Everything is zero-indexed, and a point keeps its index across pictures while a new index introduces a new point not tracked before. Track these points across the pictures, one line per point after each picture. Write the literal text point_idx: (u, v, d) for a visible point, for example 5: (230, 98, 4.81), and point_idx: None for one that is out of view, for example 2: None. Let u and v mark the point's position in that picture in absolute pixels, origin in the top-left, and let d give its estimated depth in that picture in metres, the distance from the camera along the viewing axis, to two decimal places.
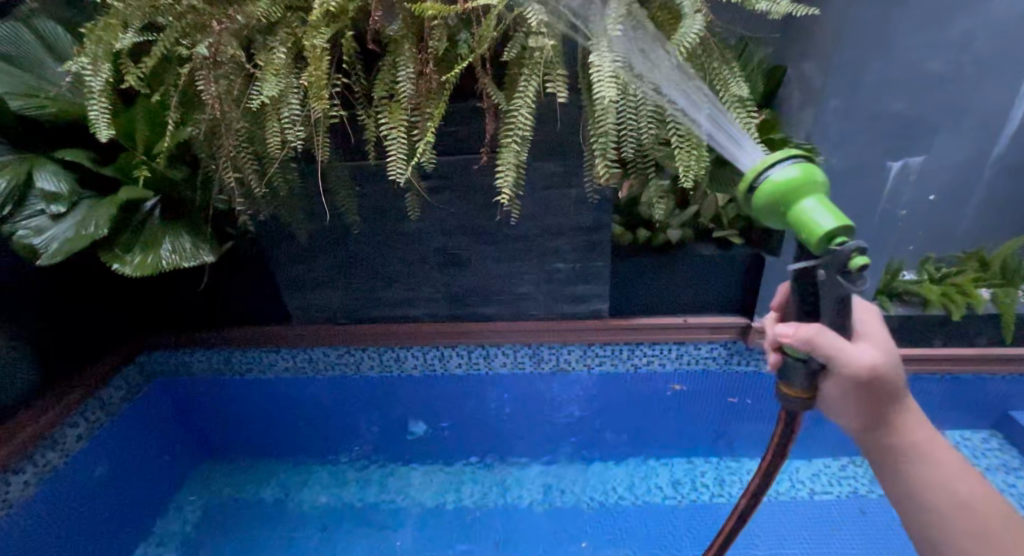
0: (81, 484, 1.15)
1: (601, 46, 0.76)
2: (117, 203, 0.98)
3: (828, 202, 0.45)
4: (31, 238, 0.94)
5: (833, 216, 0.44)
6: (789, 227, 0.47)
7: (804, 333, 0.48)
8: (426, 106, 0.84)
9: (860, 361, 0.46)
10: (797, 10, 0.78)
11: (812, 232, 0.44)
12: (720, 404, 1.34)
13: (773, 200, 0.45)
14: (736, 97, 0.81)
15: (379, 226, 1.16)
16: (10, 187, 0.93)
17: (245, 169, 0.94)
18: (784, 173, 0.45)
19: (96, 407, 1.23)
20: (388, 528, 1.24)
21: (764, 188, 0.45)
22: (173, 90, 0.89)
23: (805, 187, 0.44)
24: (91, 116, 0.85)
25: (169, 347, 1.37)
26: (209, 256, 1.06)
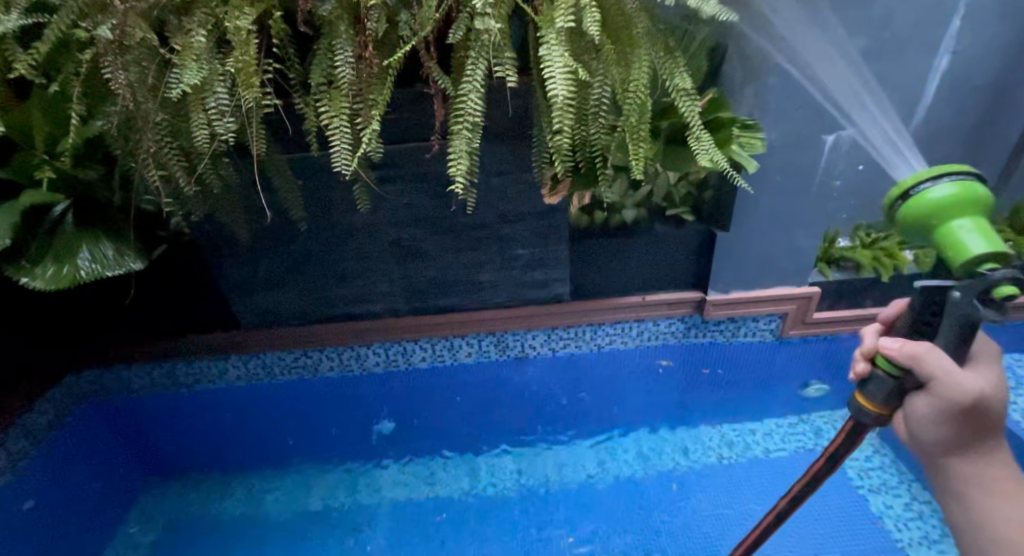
0: (10, 522, 1.05)
1: (550, 40, 0.74)
2: (20, 209, 0.89)
3: (985, 225, 0.50)
4: None
5: (983, 240, 0.49)
6: (936, 245, 0.52)
7: (911, 347, 0.53)
8: (369, 93, 0.79)
9: (966, 385, 0.50)
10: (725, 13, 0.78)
11: (961, 253, 0.49)
12: (693, 376, 1.38)
13: (924, 211, 0.50)
14: (681, 89, 0.81)
15: (328, 222, 1.11)
16: None
17: (170, 167, 0.88)
18: (941, 190, 0.50)
19: (19, 436, 1.13)
20: (359, 530, 1.21)
21: (916, 203, 0.51)
22: (75, 79, 0.80)
23: (955, 206, 0.49)
24: None
25: (100, 364, 1.30)
26: (137, 264, 1.00)
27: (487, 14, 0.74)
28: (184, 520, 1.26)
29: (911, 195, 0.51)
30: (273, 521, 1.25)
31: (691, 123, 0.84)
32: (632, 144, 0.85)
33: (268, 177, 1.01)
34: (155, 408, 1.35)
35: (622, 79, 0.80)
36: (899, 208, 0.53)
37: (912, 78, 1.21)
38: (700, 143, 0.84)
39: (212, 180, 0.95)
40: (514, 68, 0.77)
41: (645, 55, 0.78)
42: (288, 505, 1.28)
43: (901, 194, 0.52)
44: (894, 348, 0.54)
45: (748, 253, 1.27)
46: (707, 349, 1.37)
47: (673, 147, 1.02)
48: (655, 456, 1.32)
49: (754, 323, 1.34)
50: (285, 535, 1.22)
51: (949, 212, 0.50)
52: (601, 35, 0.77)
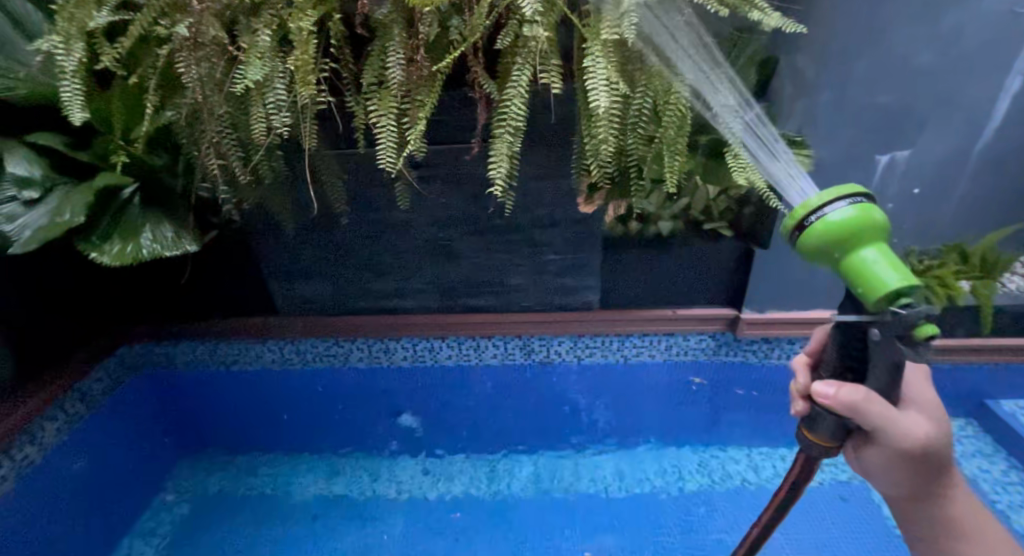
0: (60, 479, 1.13)
1: (594, 50, 0.74)
2: (95, 189, 0.95)
3: (892, 252, 0.48)
4: (2, 225, 0.92)
5: (895, 272, 0.46)
6: (847, 279, 0.50)
7: (846, 395, 0.53)
8: (417, 93, 0.81)
9: (899, 428, 0.52)
10: (786, 25, 0.73)
11: (875, 286, 0.46)
12: (727, 397, 1.34)
13: (827, 239, 0.47)
14: None
15: (369, 217, 1.15)
16: None
17: (228, 157, 0.93)
18: (838, 215, 0.47)
19: (76, 400, 1.20)
20: (377, 521, 1.24)
21: (818, 230, 0.47)
22: (151, 72, 0.85)
23: (856, 230, 0.46)
24: (63, 97, 0.81)
25: (150, 339, 1.36)
26: (193, 245, 1.05)
27: (535, 21, 0.74)
28: (210, 496, 1.31)
29: (808, 224, 0.48)
30: (301, 506, 1.27)
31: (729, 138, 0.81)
32: (668, 157, 0.84)
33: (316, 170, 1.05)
34: (191, 386, 1.40)
35: (665, 92, 0.79)
36: (795, 237, 0.50)
37: (979, 100, 1.14)
38: (738, 160, 0.81)
39: (265, 171, 1.00)
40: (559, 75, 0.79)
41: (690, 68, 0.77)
42: (306, 488, 1.32)
43: (796, 223, 0.49)
44: (828, 395, 0.55)
45: (783, 273, 1.25)
46: (743, 370, 1.33)
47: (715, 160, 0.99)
48: (677, 474, 1.30)
49: (789, 345, 1.30)
50: (304, 518, 1.25)
51: (848, 237, 0.47)
52: (646, 46, 0.77)
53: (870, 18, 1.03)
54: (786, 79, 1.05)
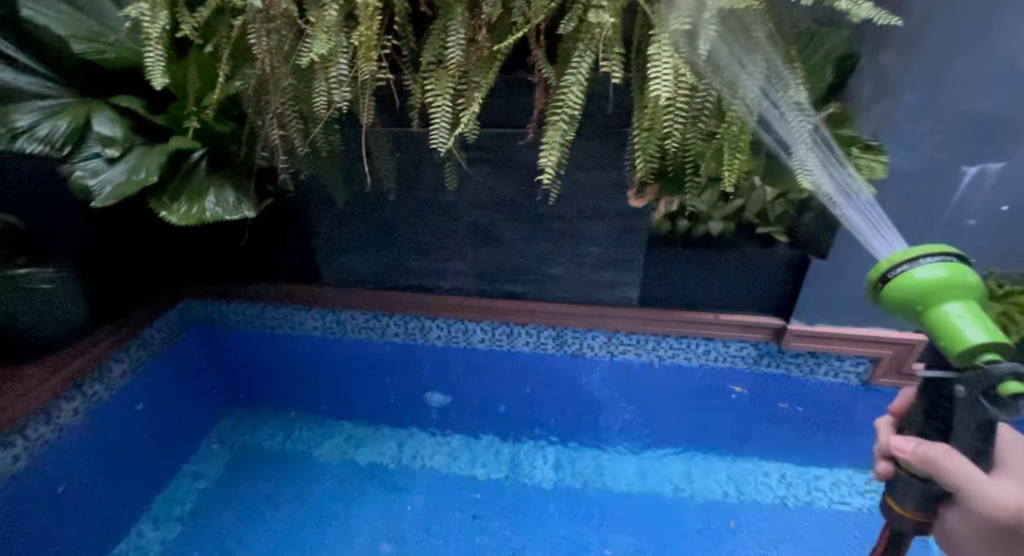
0: (122, 415, 1.22)
1: (663, 40, 0.71)
2: (168, 151, 1.00)
3: (980, 311, 0.49)
4: (87, 179, 0.97)
5: (982, 328, 0.47)
6: (931, 334, 0.50)
7: (925, 450, 0.54)
8: (474, 75, 0.82)
9: (987, 492, 0.50)
10: (878, 17, 0.67)
11: (959, 341, 0.47)
12: (768, 410, 1.30)
13: (911, 292, 0.49)
14: (793, 102, 0.76)
15: (416, 196, 1.17)
16: (71, 130, 0.97)
17: (290, 128, 0.96)
18: (924, 269, 0.49)
19: (139, 346, 1.28)
20: (402, 493, 1.32)
21: (904, 282, 0.49)
22: (224, 42, 0.89)
23: (941, 285, 0.48)
24: (147, 62, 0.85)
25: (207, 297, 1.43)
26: (251, 212, 1.09)
27: (601, 7, 0.73)
28: (253, 453, 1.42)
29: (896, 275, 0.50)
30: (334, 469, 1.38)
31: (797, 140, 0.78)
32: (728, 154, 0.81)
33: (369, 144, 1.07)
34: (236, 346, 1.48)
35: (730, 85, 0.75)
36: (881, 289, 0.52)
37: None
38: (804, 162, 0.78)
39: (323, 145, 1.03)
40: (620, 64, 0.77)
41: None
42: (337, 452, 1.42)
43: (881, 274, 0.52)
44: (908, 451, 0.56)
45: (841, 286, 1.18)
46: (787, 384, 1.28)
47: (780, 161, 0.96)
48: (697, 480, 1.32)
49: (837, 362, 1.23)
50: (337, 483, 1.34)
51: (927, 288, 0.48)
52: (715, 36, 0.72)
53: (978, 14, 0.89)
54: (866, 77, 0.96)
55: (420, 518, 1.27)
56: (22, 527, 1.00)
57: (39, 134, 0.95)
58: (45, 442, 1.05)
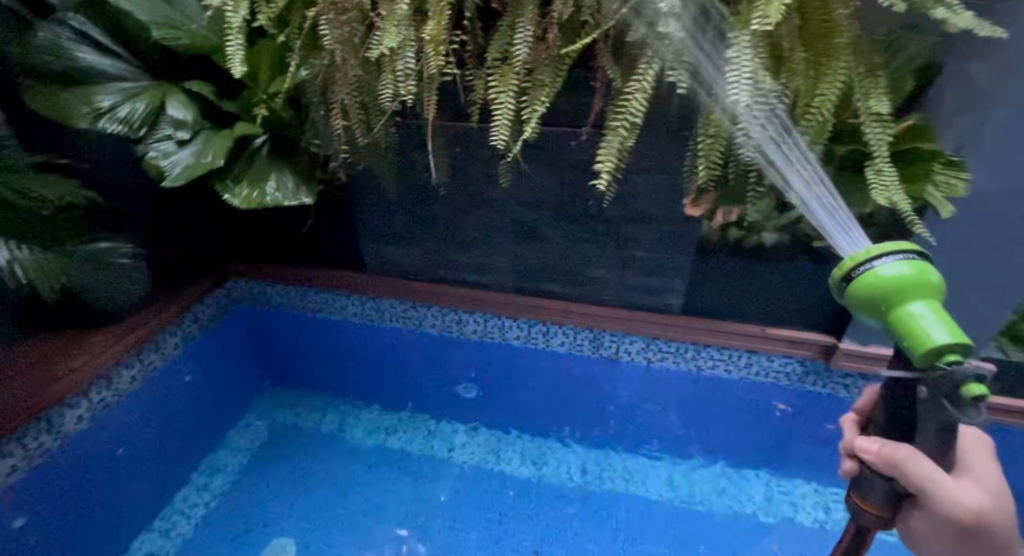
0: (173, 387, 1.27)
1: (736, 49, 0.66)
2: (234, 136, 1.05)
3: (944, 309, 0.43)
4: (160, 160, 1.00)
5: (946, 328, 0.42)
6: (897, 337, 0.45)
7: (890, 453, 0.51)
8: (540, 73, 0.80)
9: (951, 496, 0.49)
10: (983, 29, 0.63)
11: (921, 341, 0.42)
12: (814, 433, 1.25)
13: (877, 291, 0.44)
14: (873, 112, 0.71)
15: (464, 191, 1.18)
16: (148, 110, 1.01)
17: (352, 119, 0.97)
18: (891, 265, 0.44)
19: (191, 321, 1.34)
20: (430, 481, 1.33)
21: (867, 279, 0.45)
22: (298, 33, 0.90)
23: (908, 281, 0.43)
24: (228, 50, 0.86)
25: (256, 277, 1.47)
26: (308, 199, 1.11)
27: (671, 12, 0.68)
28: (288, 430, 1.47)
29: (856, 276, 0.46)
30: (367, 452, 1.41)
31: (873, 151, 0.74)
32: (796, 165, 0.77)
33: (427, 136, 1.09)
34: (281, 327, 1.50)
35: (808, 92, 0.71)
36: (844, 290, 0.48)
37: None
38: (881, 177, 0.74)
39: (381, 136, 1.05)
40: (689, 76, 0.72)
41: (842, 69, 0.69)
42: (370, 438, 1.44)
43: (842, 276, 0.47)
44: (872, 452, 0.53)
45: None
46: (836, 406, 1.22)
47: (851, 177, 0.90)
48: (733, 493, 1.28)
49: None
50: (371, 465, 1.38)
51: (894, 286, 0.44)
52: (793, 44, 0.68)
53: None
54: (949, 88, 0.89)
55: (447, 508, 1.28)
56: (82, 484, 1.06)
57: (120, 115, 0.99)
58: (107, 405, 1.11)
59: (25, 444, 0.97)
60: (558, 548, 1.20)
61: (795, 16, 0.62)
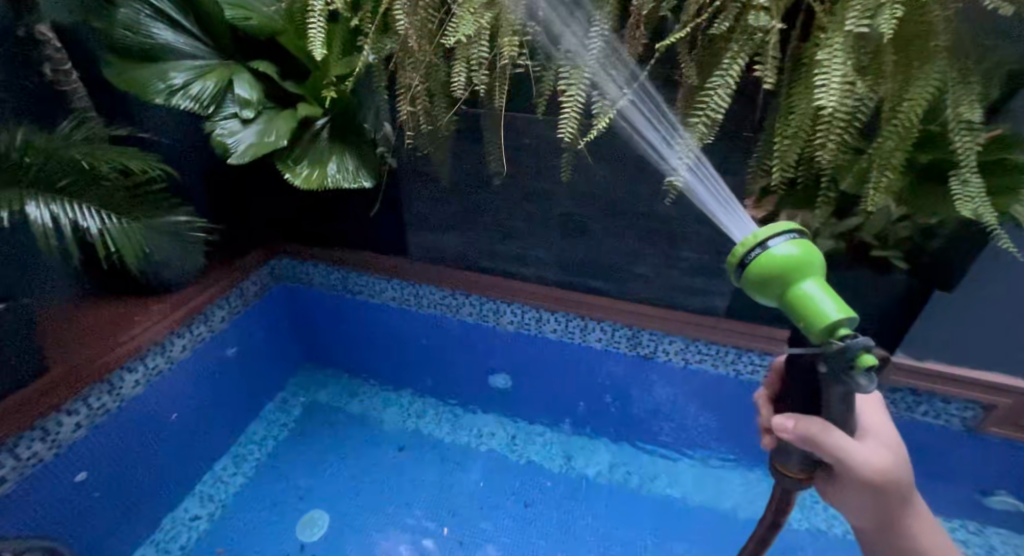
0: (218, 359, 1.31)
1: (832, 44, 0.65)
2: (297, 117, 1.07)
3: (831, 284, 0.40)
4: (226, 137, 1.02)
5: (836, 304, 0.38)
6: (790, 317, 0.41)
7: (805, 429, 0.48)
8: (614, 68, 0.78)
9: (862, 459, 0.47)
10: None
11: (819, 323, 0.38)
12: None
13: (772, 274, 0.39)
14: (965, 121, 0.67)
15: (515, 182, 1.19)
16: (216, 89, 1.03)
17: (417, 105, 0.98)
18: (779, 246, 0.39)
19: (238, 296, 1.38)
20: (460, 466, 1.35)
21: (760, 264, 0.39)
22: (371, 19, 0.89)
23: (797, 262, 0.39)
24: (308, 32, 0.83)
25: (302, 256, 1.51)
26: (368, 181, 1.14)
27: (765, 7, 0.67)
28: (323, 408, 1.50)
29: (749, 260, 0.40)
30: (402, 434, 1.43)
31: (960, 161, 0.71)
32: (876, 171, 0.75)
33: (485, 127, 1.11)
34: (321, 306, 1.54)
35: (896, 96, 0.69)
36: (735, 276, 0.42)
37: None
38: (966, 188, 0.71)
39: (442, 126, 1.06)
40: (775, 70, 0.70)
41: (937, 74, 0.65)
42: (404, 421, 1.46)
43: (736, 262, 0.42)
44: (789, 431, 0.50)
45: (965, 324, 1.04)
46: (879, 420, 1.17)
47: (926, 183, 0.89)
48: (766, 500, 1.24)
49: (942, 405, 1.12)
50: (404, 447, 1.40)
51: (785, 269, 0.39)
52: (888, 44, 0.66)
53: None
54: None
55: (478, 493, 1.30)
56: (133, 447, 1.11)
57: (192, 92, 1.01)
58: (160, 372, 1.16)
59: (89, 403, 1.03)
60: (584, 540, 1.20)
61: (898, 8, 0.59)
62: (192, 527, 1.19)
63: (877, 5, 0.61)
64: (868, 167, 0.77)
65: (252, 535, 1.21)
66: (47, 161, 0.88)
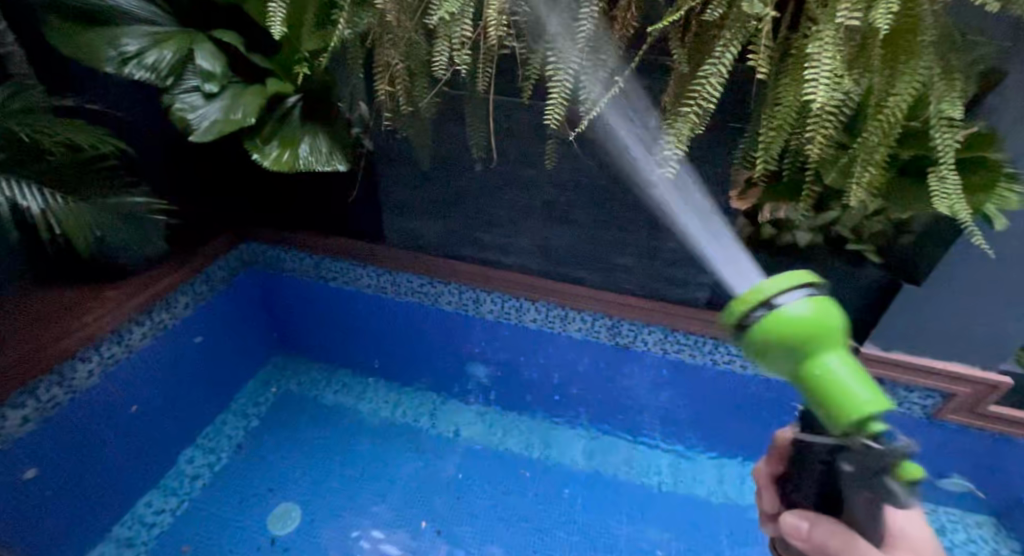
0: (182, 348, 1.26)
1: (823, 35, 0.63)
2: (265, 94, 1.01)
3: (851, 357, 0.42)
4: (187, 112, 0.97)
5: (865, 388, 0.40)
6: (809, 392, 0.42)
7: (820, 536, 0.50)
8: (602, 51, 0.76)
9: None
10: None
11: (848, 403, 0.39)
12: None
13: (795, 344, 0.40)
14: (946, 117, 0.67)
15: (497, 169, 1.16)
16: (175, 60, 0.97)
17: (397, 85, 0.94)
18: (802, 314, 0.40)
19: (202, 282, 1.32)
20: (435, 456, 1.33)
21: (784, 333, 0.40)
22: None
23: (819, 331, 0.40)
24: (268, 8, 0.78)
25: (269, 241, 1.44)
26: (341, 165, 1.08)
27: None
28: (296, 396, 1.47)
29: (755, 321, 0.41)
30: (375, 423, 1.40)
31: (939, 158, 0.71)
32: (859, 166, 0.74)
33: (467, 111, 1.07)
34: (291, 292, 1.49)
35: (882, 91, 0.68)
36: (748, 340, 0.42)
37: None
38: (943, 184, 0.71)
39: (423, 107, 1.01)
40: (768, 61, 0.67)
41: (922, 70, 0.65)
42: (377, 411, 1.43)
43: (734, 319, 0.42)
44: (801, 532, 0.52)
45: (930, 320, 1.04)
46: None
47: (908, 180, 0.88)
48: (737, 485, 1.26)
49: (904, 393, 1.13)
50: (377, 441, 1.36)
51: (807, 337, 0.40)
52: (876, 37, 0.64)
53: None
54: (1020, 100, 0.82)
55: (456, 483, 1.28)
56: (86, 442, 1.05)
57: (147, 62, 0.95)
58: (117, 361, 1.10)
59: (37, 395, 0.97)
60: (560, 531, 1.20)
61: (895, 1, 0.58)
62: (155, 523, 1.16)
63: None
64: (851, 161, 0.76)
65: (219, 530, 1.17)
66: None
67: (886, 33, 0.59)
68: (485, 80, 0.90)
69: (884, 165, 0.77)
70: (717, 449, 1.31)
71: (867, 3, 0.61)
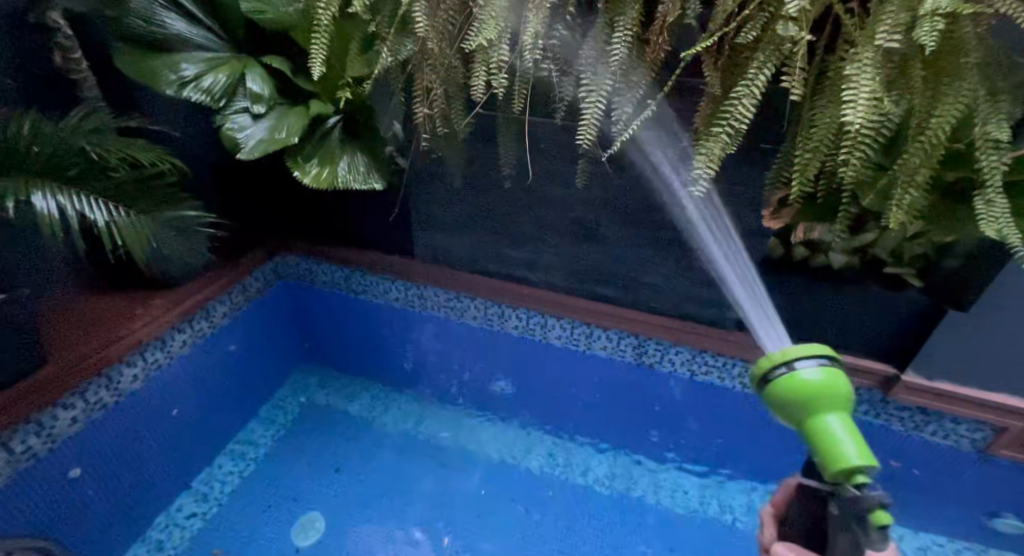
0: (217, 356, 1.30)
1: (862, 58, 0.63)
2: (309, 115, 1.06)
3: (856, 428, 0.47)
4: (236, 132, 1.02)
5: (857, 449, 0.45)
6: (809, 445, 0.48)
7: None
8: (635, 75, 0.76)
9: None
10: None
11: (835, 457, 0.45)
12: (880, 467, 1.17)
13: (792, 397, 0.47)
14: (991, 139, 0.65)
15: (527, 187, 1.17)
16: (228, 83, 1.02)
17: (433, 105, 0.97)
18: (805, 374, 0.47)
19: (240, 293, 1.37)
20: (458, 472, 1.33)
21: (787, 387, 0.47)
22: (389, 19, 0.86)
23: (821, 392, 0.46)
24: (312, 50, 0.83)
25: (304, 254, 1.49)
26: (378, 182, 1.15)
27: (792, 16, 0.64)
28: (325, 405, 1.50)
29: (777, 376, 0.48)
30: (400, 436, 1.41)
31: (986, 181, 0.68)
32: (899, 189, 0.72)
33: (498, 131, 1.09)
34: (320, 305, 1.53)
35: (923, 112, 0.67)
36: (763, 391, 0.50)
37: None
38: (991, 208, 0.69)
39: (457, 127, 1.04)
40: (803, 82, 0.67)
41: (967, 91, 0.63)
42: (402, 424, 1.44)
43: (763, 373, 0.50)
44: None
45: (976, 348, 1.00)
46: (882, 441, 1.15)
47: (950, 202, 0.85)
48: None
49: (951, 424, 1.08)
50: (401, 454, 1.37)
51: (808, 394, 0.46)
52: (916, 59, 0.64)
53: None
54: None
55: (480, 499, 1.28)
56: (127, 443, 1.09)
57: (203, 85, 1.01)
58: (159, 366, 1.15)
59: (86, 397, 1.01)
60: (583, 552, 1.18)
61: (937, 22, 0.57)
62: (186, 526, 1.19)
63: (909, 19, 0.60)
64: (892, 183, 0.75)
65: (248, 535, 1.19)
66: (53, 149, 0.86)
67: (928, 54, 0.59)
68: (519, 102, 0.92)
69: (926, 188, 0.75)
70: (747, 474, 1.27)
71: (908, 26, 0.61)
